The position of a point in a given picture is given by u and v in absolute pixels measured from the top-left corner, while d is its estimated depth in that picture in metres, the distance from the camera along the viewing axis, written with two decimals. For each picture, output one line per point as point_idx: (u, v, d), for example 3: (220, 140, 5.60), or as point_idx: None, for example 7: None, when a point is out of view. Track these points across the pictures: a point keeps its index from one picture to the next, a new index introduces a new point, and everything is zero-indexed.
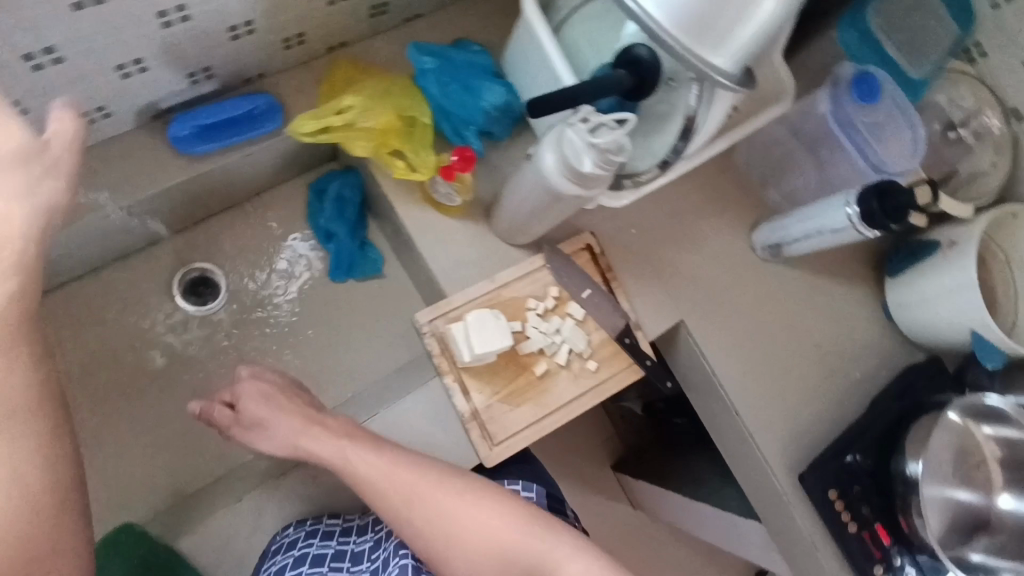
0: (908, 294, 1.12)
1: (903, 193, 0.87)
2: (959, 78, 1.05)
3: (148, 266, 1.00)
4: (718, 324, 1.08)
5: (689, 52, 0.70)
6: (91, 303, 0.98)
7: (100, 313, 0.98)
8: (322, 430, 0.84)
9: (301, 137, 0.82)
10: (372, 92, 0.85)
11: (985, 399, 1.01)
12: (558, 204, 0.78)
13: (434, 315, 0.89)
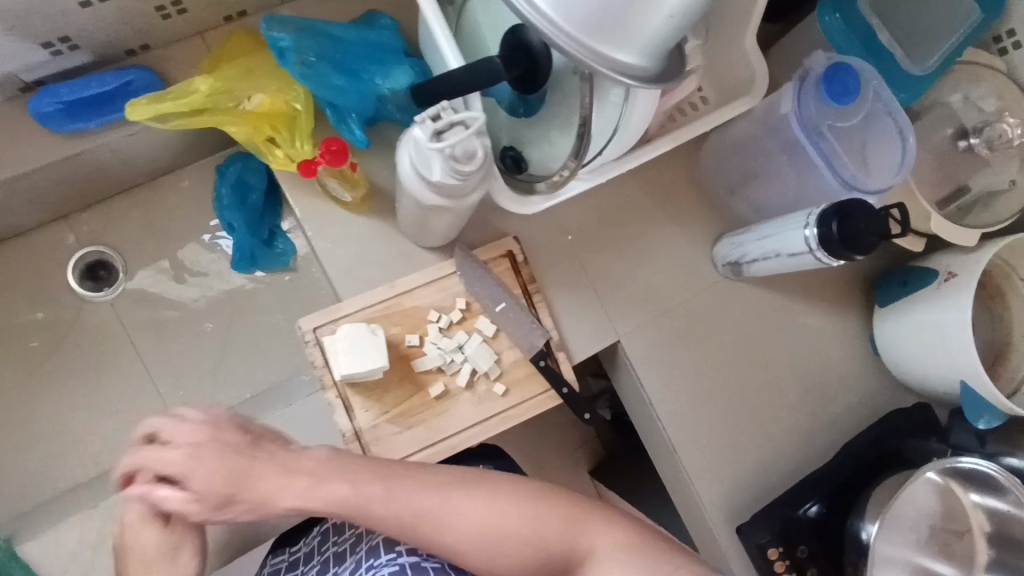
0: (895, 329, 0.96)
1: (866, 214, 0.71)
2: (980, 78, 0.86)
3: (36, 247, 0.91)
4: (662, 348, 0.96)
5: (589, 53, 0.59)
6: None
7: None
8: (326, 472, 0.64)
9: (142, 121, 0.69)
10: (244, 72, 0.73)
11: (959, 461, 0.86)
12: (436, 213, 0.68)
13: (321, 322, 0.80)
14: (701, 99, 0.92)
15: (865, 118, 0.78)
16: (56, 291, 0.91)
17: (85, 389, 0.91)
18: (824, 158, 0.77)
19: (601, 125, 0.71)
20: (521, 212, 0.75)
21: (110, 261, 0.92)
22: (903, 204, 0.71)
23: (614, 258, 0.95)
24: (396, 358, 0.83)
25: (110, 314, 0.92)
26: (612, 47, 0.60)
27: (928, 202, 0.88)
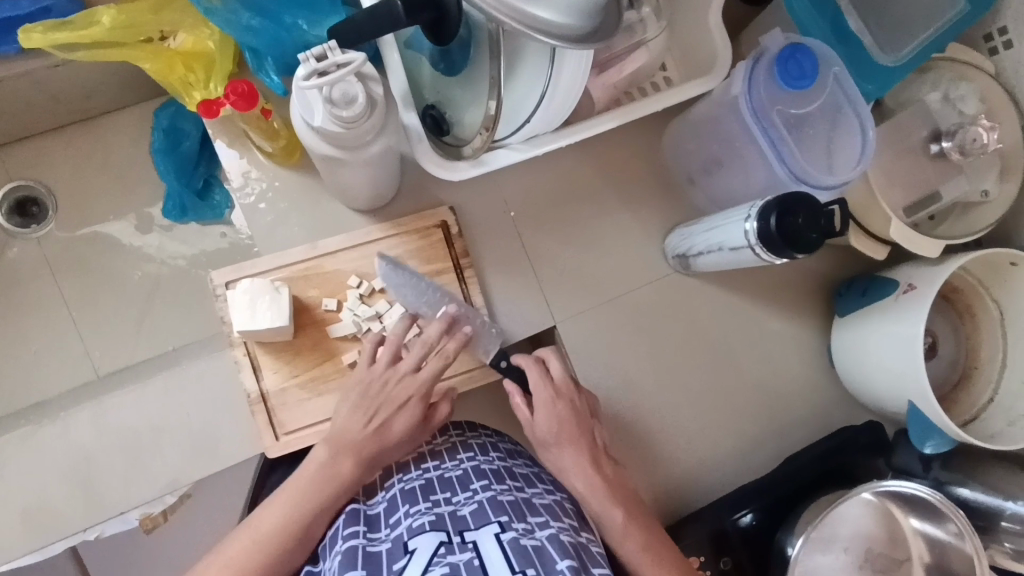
0: (852, 341, 0.90)
1: (805, 211, 0.66)
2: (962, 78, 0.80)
3: None
4: (599, 338, 0.91)
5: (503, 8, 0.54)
6: None
7: None
8: (577, 437, 0.76)
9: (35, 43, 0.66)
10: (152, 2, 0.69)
11: (880, 485, 0.78)
12: (339, 170, 0.65)
13: (234, 276, 0.78)
14: (664, 79, 0.86)
15: (822, 107, 0.72)
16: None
17: (5, 324, 0.90)
18: (772, 146, 0.71)
19: (530, 91, 0.67)
20: (447, 177, 0.71)
21: (42, 198, 0.92)
22: (845, 201, 0.67)
23: (559, 240, 0.90)
24: (310, 321, 0.79)
25: (38, 251, 0.92)
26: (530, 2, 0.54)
27: (893, 206, 0.82)
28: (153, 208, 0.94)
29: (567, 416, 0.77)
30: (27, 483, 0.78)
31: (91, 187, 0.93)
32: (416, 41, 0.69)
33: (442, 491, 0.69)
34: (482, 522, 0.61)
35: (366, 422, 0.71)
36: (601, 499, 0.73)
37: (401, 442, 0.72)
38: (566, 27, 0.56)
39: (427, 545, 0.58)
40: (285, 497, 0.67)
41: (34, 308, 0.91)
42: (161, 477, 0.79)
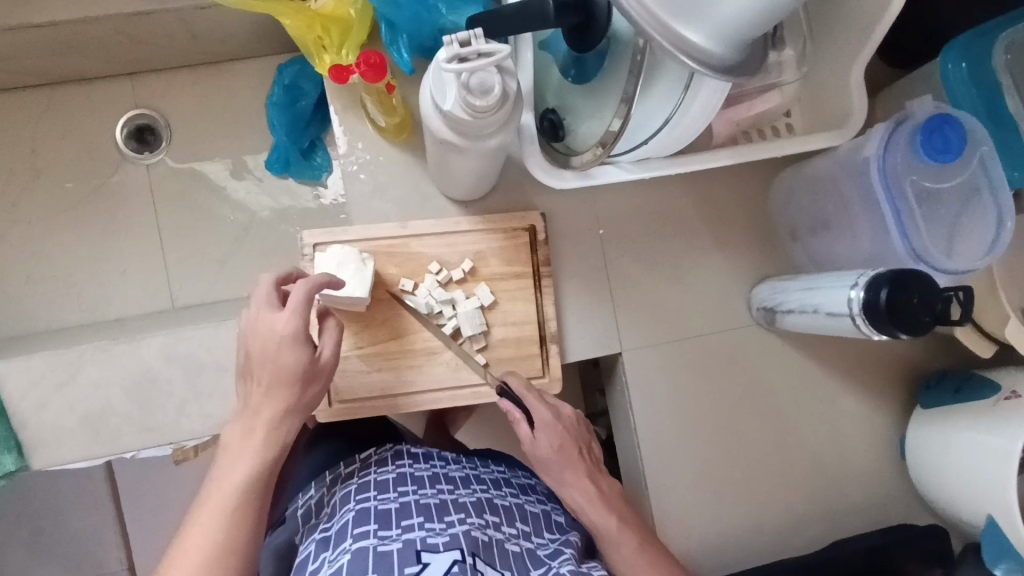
0: (934, 437, 0.83)
1: (924, 295, 0.62)
2: None
3: (103, 96, 0.95)
4: (663, 375, 0.88)
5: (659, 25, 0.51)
6: (36, 110, 0.94)
7: (41, 124, 0.94)
8: (577, 457, 0.75)
9: None
10: None
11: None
12: (449, 155, 0.65)
13: (322, 238, 0.79)
14: (786, 125, 0.82)
15: (959, 186, 0.68)
16: (105, 142, 0.95)
17: (102, 239, 0.95)
18: (896, 216, 0.67)
19: (659, 115, 0.65)
20: (549, 183, 0.71)
21: (159, 128, 0.96)
22: (969, 288, 0.62)
23: (642, 267, 0.88)
24: (384, 297, 0.80)
25: (144, 177, 0.96)
26: (687, 24, 0.52)
27: (1012, 305, 0.76)
28: (250, 157, 0.97)
29: (567, 435, 0.75)
30: (94, 393, 0.79)
31: (206, 127, 0.97)
32: (553, 44, 0.69)
33: (456, 513, 0.65)
34: (489, 560, 0.61)
35: (257, 380, 0.63)
36: (599, 511, 0.73)
37: (283, 384, 0.63)
38: (715, 56, 0.54)
39: (441, 563, 0.57)
40: (235, 469, 0.61)
41: (128, 229, 0.95)
42: (217, 414, 0.80)
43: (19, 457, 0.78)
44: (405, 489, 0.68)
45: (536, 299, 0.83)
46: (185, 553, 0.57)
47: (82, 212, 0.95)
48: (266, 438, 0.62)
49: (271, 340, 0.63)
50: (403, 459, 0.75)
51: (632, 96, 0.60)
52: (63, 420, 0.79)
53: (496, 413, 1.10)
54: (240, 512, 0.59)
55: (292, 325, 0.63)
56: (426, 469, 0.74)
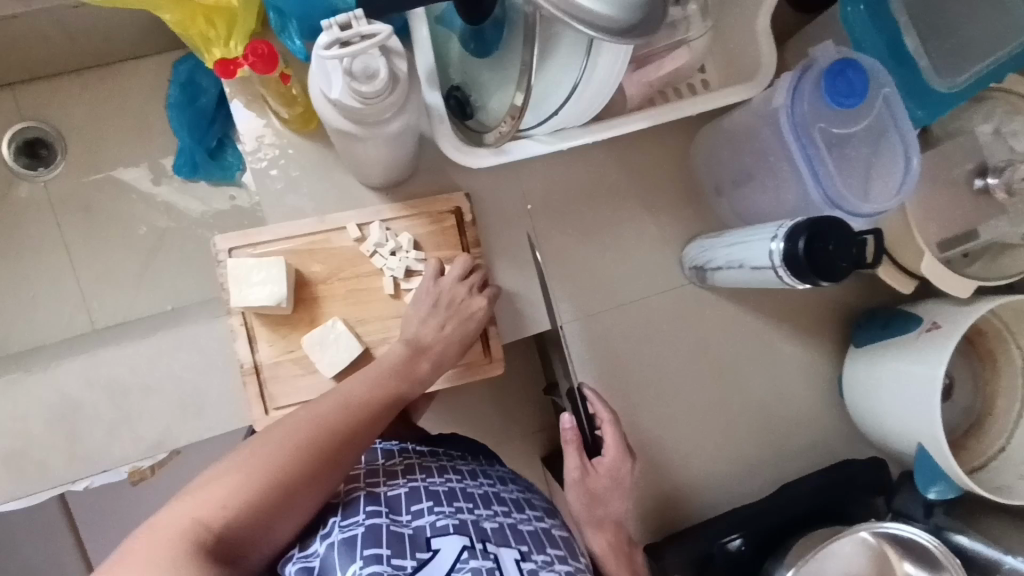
0: (865, 375, 0.86)
1: (842, 234, 0.63)
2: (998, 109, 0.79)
3: None
4: (606, 343, 0.88)
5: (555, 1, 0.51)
6: None
7: None
8: (620, 501, 0.79)
9: None
10: None
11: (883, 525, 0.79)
12: (351, 145, 0.62)
13: (236, 242, 0.75)
14: (702, 81, 0.82)
15: (866, 129, 0.68)
16: None
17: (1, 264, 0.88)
18: (809, 165, 0.67)
19: (566, 90, 0.64)
20: (464, 162, 0.69)
21: (51, 141, 0.90)
22: (880, 233, 0.64)
23: (573, 236, 0.87)
24: (310, 296, 0.77)
25: (42, 194, 0.90)
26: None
27: (927, 240, 0.79)
28: (167, 160, 0.92)
29: (623, 483, 0.79)
30: (11, 427, 0.74)
31: (104, 134, 0.91)
32: (449, 17, 0.66)
33: (465, 501, 0.67)
34: (503, 541, 0.63)
35: (427, 326, 0.74)
36: (616, 560, 0.79)
37: (429, 349, 0.74)
38: (614, 21, 0.53)
39: (450, 549, 0.59)
40: (330, 403, 0.64)
41: (31, 251, 0.89)
42: (148, 435, 0.75)
43: None
44: (415, 476, 0.70)
45: None
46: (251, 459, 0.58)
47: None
48: (280, 457, 0.59)
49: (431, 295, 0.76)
50: (410, 450, 0.77)
51: (531, 64, 0.58)
52: None
53: (449, 397, 1.09)
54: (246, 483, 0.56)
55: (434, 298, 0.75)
56: (434, 460, 0.75)
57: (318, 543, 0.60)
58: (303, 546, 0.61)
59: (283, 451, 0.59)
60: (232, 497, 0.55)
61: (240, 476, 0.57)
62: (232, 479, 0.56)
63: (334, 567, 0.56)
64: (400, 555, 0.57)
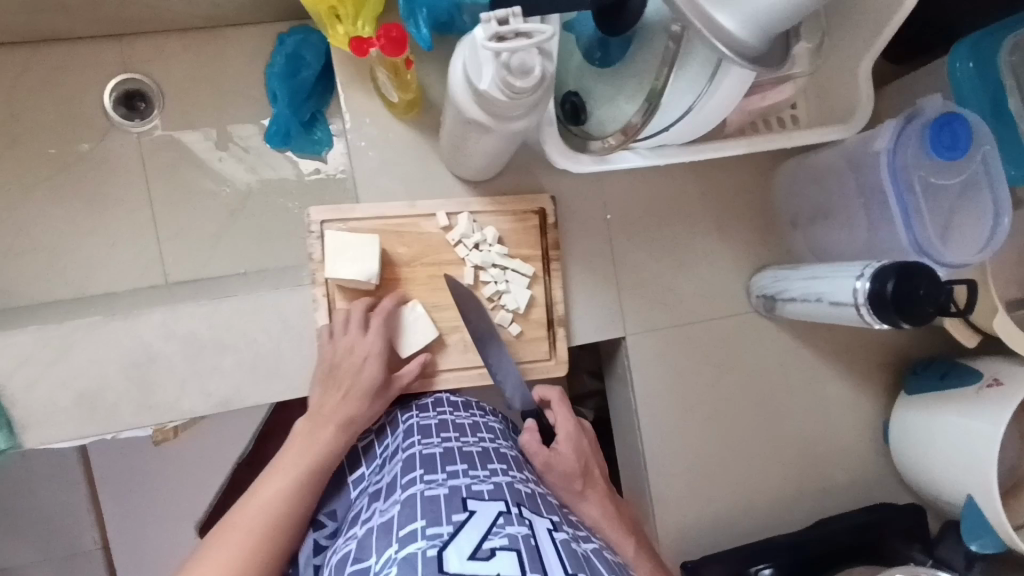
0: (917, 423, 0.88)
1: (926, 275, 0.64)
2: None
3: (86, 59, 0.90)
4: (665, 359, 0.90)
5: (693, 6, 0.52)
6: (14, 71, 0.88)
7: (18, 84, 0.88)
8: (595, 469, 0.74)
9: None
10: None
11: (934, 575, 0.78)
12: (469, 135, 0.64)
13: (329, 216, 0.77)
14: (791, 116, 0.84)
15: (961, 183, 0.70)
16: (90, 108, 0.91)
17: (83, 210, 0.90)
18: (902, 211, 0.69)
19: (682, 112, 0.66)
20: (565, 167, 0.70)
21: (150, 95, 0.92)
22: (973, 283, 0.65)
23: (647, 251, 0.89)
24: (391, 277, 0.79)
25: (133, 146, 0.92)
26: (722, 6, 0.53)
27: (999, 298, 0.80)
28: (234, 128, 0.94)
29: (587, 450, 0.75)
30: (89, 369, 0.74)
31: (201, 96, 0.93)
32: (577, 23, 0.67)
33: (498, 463, 0.65)
34: (536, 510, 0.58)
35: (338, 387, 0.71)
36: (613, 530, 0.70)
37: (356, 397, 0.71)
38: (744, 43, 0.55)
39: (485, 513, 0.53)
40: (241, 531, 0.60)
41: (115, 200, 0.91)
42: (218, 393, 0.77)
43: (10, 436, 0.73)
44: (447, 435, 0.69)
45: (546, 282, 0.83)
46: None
47: (62, 181, 0.90)
48: (270, 508, 0.62)
49: (363, 345, 0.72)
50: (444, 406, 0.76)
51: (661, 86, 0.61)
52: (54, 405, 0.74)
53: None
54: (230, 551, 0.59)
55: (374, 343, 0.73)
56: (466, 418, 0.74)
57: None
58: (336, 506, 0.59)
59: (265, 501, 0.63)
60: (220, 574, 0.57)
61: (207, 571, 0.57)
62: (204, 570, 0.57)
63: (371, 549, 0.54)
64: (435, 523, 0.52)
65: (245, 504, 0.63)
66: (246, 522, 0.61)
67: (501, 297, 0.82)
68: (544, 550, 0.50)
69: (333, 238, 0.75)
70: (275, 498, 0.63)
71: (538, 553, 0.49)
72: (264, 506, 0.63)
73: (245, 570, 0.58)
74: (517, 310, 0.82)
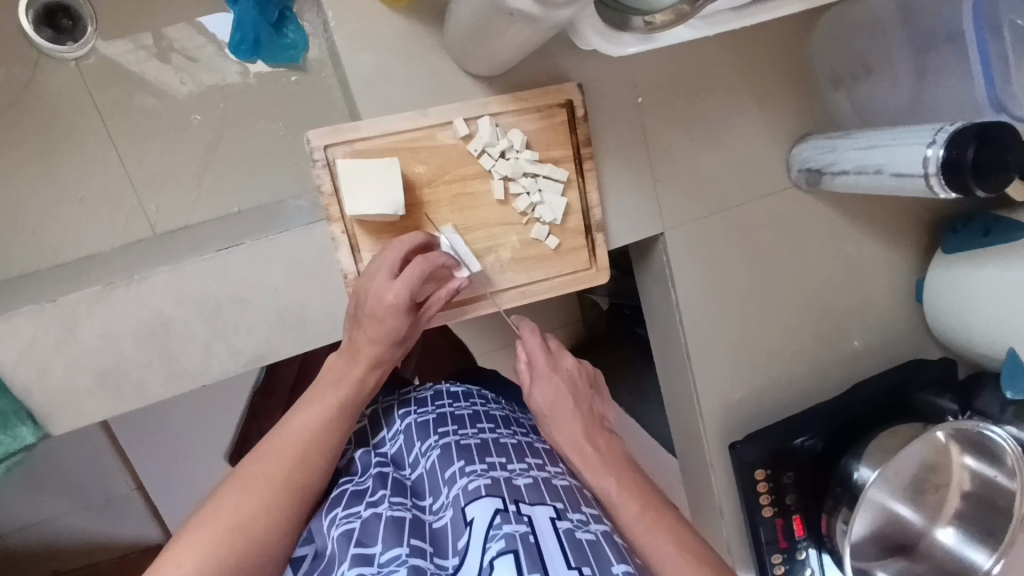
0: (958, 281, 0.87)
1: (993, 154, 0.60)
2: None
3: None
4: (706, 249, 0.86)
5: None
6: None
7: None
8: (572, 410, 0.72)
9: None
10: None
11: (979, 429, 0.82)
12: (502, 23, 0.55)
13: (333, 139, 0.67)
14: None
15: None
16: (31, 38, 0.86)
17: (53, 148, 0.87)
18: (984, 64, 0.64)
19: None
20: (608, 53, 0.62)
21: (79, 11, 0.87)
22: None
23: (683, 135, 0.81)
24: (415, 201, 0.70)
25: (77, 73, 0.87)
26: None
27: None
28: (170, 31, 0.89)
29: (564, 388, 0.73)
30: (100, 344, 0.67)
31: (148, 10, 0.89)
32: None
33: (497, 455, 0.65)
34: (538, 499, 0.58)
35: (366, 329, 0.64)
36: (592, 465, 0.67)
37: (383, 344, 0.64)
38: None
39: (483, 514, 0.54)
40: (278, 451, 0.57)
41: (80, 132, 0.88)
42: (247, 350, 0.71)
43: (36, 427, 0.68)
44: (445, 430, 0.69)
45: (580, 186, 0.76)
46: (208, 522, 0.51)
47: (12, 119, 0.86)
48: (303, 436, 0.59)
49: (395, 291, 0.63)
50: (443, 398, 0.75)
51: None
52: (73, 386, 0.68)
53: None
54: (265, 470, 0.56)
55: (409, 284, 0.63)
56: (467, 407, 0.74)
57: (364, 506, 0.58)
58: (348, 502, 0.59)
59: (297, 424, 0.60)
60: (254, 494, 0.53)
61: (242, 493, 0.54)
62: (238, 493, 0.54)
63: (377, 536, 0.54)
64: (442, 553, 0.54)
65: (278, 429, 0.60)
66: (279, 446, 0.58)
67: (536, 210, 0.74)
68: (545, 547, 0.50)
69: (346, 168, 0.66)
70: (308, 425, 0.60)
71: (538, 550, 0.50)
72: (299, 431, 0.59)
73: (279, 490, 0.55)
74: (554, 222, 0.75)
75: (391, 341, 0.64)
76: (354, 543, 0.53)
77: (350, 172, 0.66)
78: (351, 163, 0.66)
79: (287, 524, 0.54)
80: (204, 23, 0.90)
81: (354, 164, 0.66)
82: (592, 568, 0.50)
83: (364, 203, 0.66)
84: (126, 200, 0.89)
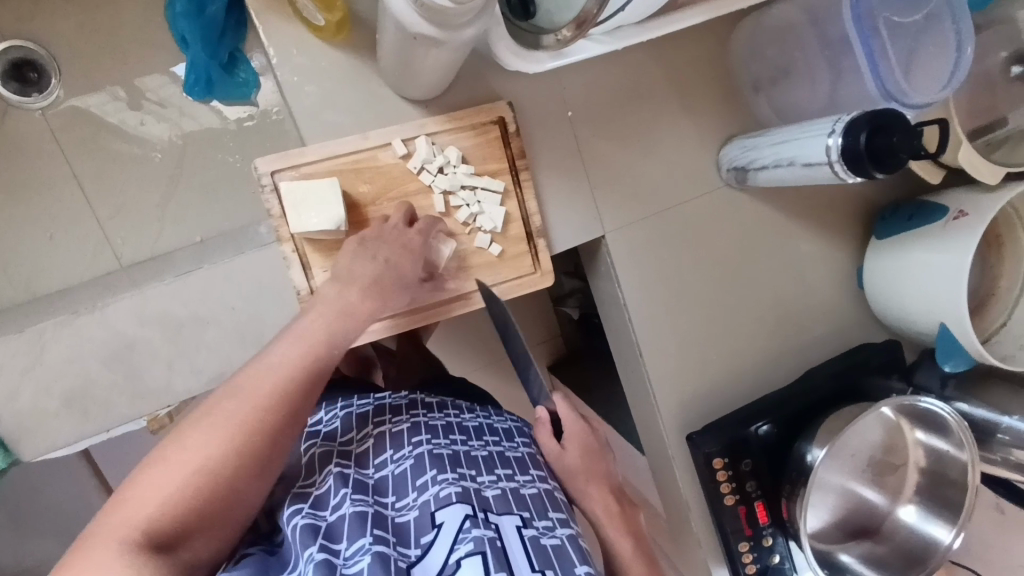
0: (891, 264, 0.92)
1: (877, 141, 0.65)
2: None
3: None
4: (647, 250, 0.90)
5: None
6: None
7: None
8: (600, 475, 0.74)
9: None
10: None
11: (917, 401, 0.84)
12: (417, 48, 0.60)
13: (279, 164, 0.72)
14: None
15: (917, 22, 0.73)
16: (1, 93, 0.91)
17: (25, 193, 0.93)
18: (870, 58, 0.70)
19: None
20: (525, 70, 0.67)
21: (44, 64, 0.92)
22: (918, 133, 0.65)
23: (615, 144, 0.86)
24: (358, 219, 0.75)
25: (45, 121, 0.93)
26: None
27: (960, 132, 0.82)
28: (137, 81, 0.95)
29: (594, 449, 0.75)
30: (67, 368, 0.71)
31: (111, 60, 0.95)
32: None
33: (468, 467, 0.65)
34: (505, 508, 0.61)
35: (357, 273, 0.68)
36: (614, 528, 0.70)
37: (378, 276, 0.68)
38: None
39: (453, 519, 0.56)
40: (236, 405, 0.54)
41: (48, 176, 0.93)
42: (209, 367, 0.75)
43: (6, 452, 0.71)
44: (420, 439, 0.68)
45: (518, 196, 0.81)
46: (151, 487, 0.49)
47: None
48: (277, 381, 0.56)
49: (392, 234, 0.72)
50: (418, 408, 0.76)
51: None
52: (41, 412, 0.71)
53: None
54: (218, 427, 0.53)
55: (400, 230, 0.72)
56: (441, 419, 0.75)
57: (329, 511, 0.60)
58: (313, 503, 0.61)
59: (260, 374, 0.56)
60: (203, 455, 0.51)
61: (188, 454, 0.51)
62: (184, 454, 0.51)
63: (342, 534, 0.56)
64: (404, 544, 0.57)
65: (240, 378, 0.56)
66: (238, 397, 0.55)
67: (478, 219, 0.79)
68: (510, 551, 0.55)
69: (290, 190, 0.71)
70: (274, 375, 0.56)
71: (504, 555, 0.54)
72: (263, 382, 0.56)
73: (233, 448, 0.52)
74: (495, 230, 0.80)
75: (382, 277, 0.69)
76: (320, 536, 0.56)
77: (294, 194, 0.71)
78: (295, 186, 0.71)
79: (248, 480, 0.53)
80: (176, 71, 0.96)
81: (297, 185, 0.71)
82: (554, 571, 0.55)
83: (309, 222, 0.71)
84: (95, 237, 0.94)
